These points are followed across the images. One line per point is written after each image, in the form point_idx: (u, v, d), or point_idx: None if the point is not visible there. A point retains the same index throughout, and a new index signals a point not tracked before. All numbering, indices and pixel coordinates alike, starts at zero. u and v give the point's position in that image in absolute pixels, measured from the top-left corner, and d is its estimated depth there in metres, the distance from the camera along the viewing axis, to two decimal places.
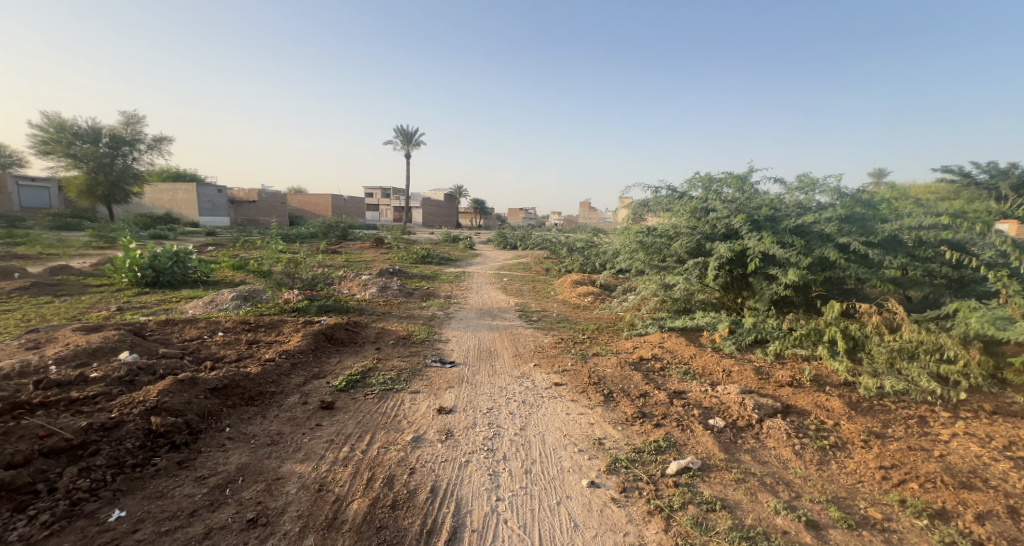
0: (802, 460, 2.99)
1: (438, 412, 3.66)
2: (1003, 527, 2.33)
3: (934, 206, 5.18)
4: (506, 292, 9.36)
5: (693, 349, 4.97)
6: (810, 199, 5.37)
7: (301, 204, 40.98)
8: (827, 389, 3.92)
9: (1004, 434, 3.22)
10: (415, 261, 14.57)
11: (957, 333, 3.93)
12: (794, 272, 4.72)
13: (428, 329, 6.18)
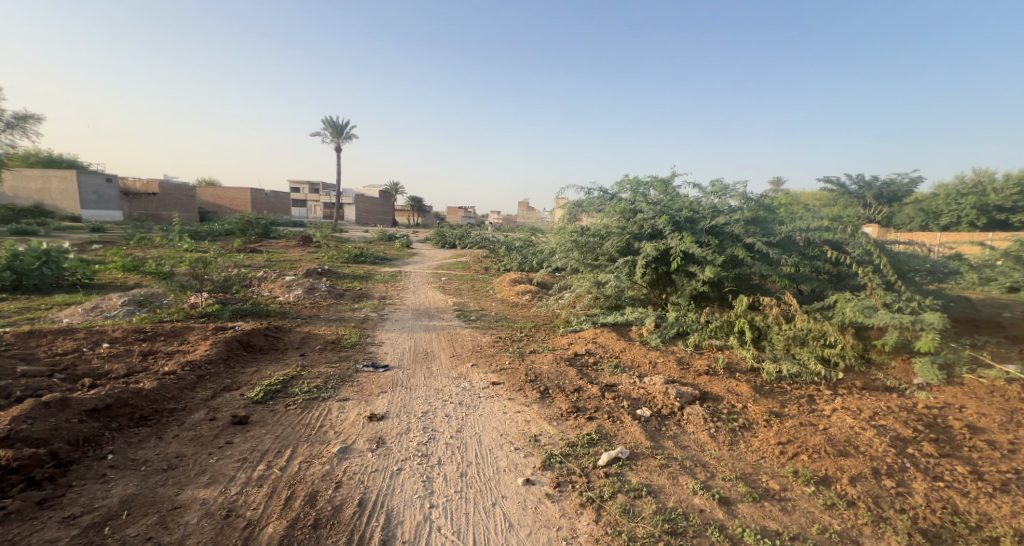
0: (717, 442, 3.23)
1: (369, 420, 3.48)
2: (876, 487, 2.68)
3: (819, 210, 5.89)
4: (444, 292, 9.18)
5: (623, 343, 5.18)
6: (723, 202, 5.82)
7: (214, 198, 37.40)
8: (737, 375, 4.28)
9: (869, 406, 3.72)
10: (347, 260, 13.83)
11: (837, 320, 4.54)
12: (710, 269, 5.14)
13: (360, 331, 5.87)
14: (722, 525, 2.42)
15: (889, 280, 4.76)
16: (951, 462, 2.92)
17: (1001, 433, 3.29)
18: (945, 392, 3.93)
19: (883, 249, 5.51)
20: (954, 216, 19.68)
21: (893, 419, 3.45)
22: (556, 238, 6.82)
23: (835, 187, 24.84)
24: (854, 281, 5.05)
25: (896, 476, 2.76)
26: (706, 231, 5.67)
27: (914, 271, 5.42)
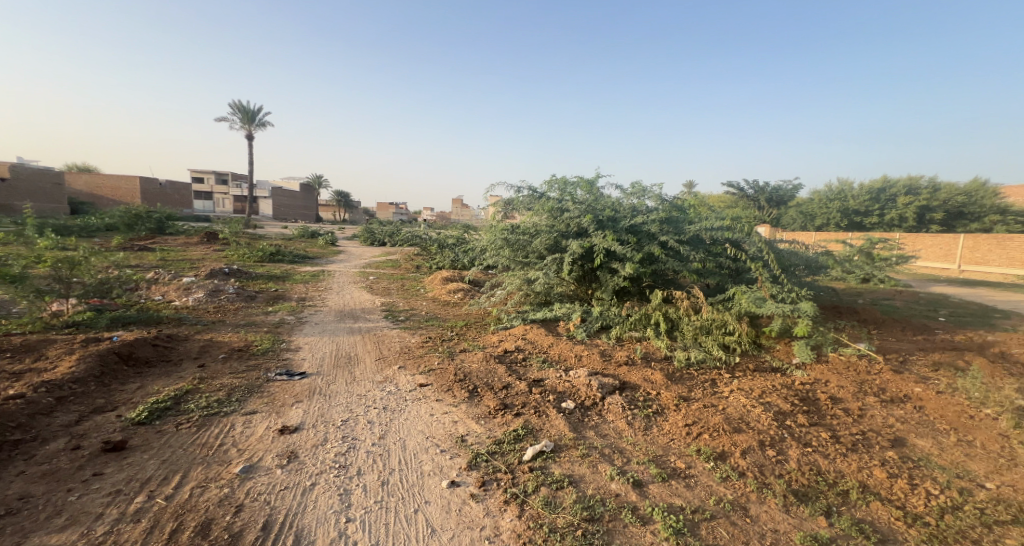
0: (633, 429, 3.43)
1: (280, 433, 3.21)
2: (762, 457, 3.00)
3: (721, 212, 6.53)
4: (371, 291, 8.77)
5: (551, 338, 5.29)
6: (641, 203, 6.19)
7: (92, 188, 32.42)
8: (652, 364, 4.58)
9: (759, 386, 4.17)
10: (262, 258, 12.64)
11: (735, 310, 5.06)
12: (630, 266, 5.44)
13: (274, 337, 5.39)
14: (635, 506, 2.57)
15: (775, 274, 5.41)
16: (819, 430, 3.37)
17: (856, 402, 3.87)
18: (817, 370, 4.53)
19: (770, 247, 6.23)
20: (827, 218, 22.88)
21: (776, 396, 3.91)
22: (488, 237, 6.85)
23: (735, 191, 27.65)
24: (750, 275, 5.65)
25: (777, 446, 3.13)
26: (626, 229, 5.93)
27: (794, 266, 6.18)
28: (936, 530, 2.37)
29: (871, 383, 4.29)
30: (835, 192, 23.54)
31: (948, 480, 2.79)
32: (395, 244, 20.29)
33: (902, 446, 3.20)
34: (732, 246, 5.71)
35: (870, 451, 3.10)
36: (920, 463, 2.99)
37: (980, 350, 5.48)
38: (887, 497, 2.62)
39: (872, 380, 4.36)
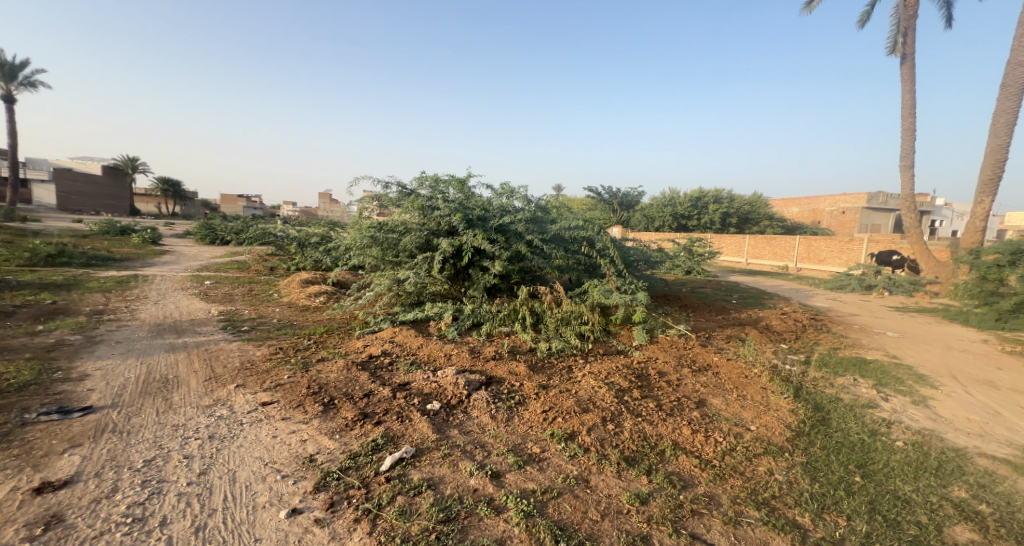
0: (496, 422, 3.36)
1: (40, 493, 2.38)
2: (603, 433, 3.24)
3: (577, 214, 7.15)
4: (203, 298, 7.28)
5: (421, 340, 4.85)
6: (509, 203, 6.29)
7: None
8: (517, 356, 4.60)
9: (604, 367, 4.53)
10: (33, 262, 9.57)
11: (590, 302, 5.62)
12: (499, 263, 5.51)
13: (41, 366, 4.02)
14: (491, 498, 2.49)
15: (619, 269, 6.26)
16: (648, 401, 3.85)
17: (676, 375, 4.57)
18: (650, 349, 5.20)
19: (617, 246, 6.96)
20: (661, 222, 26.88)
21: (618, 375, 4.31)
22: (352, 235, 6.14)
23: (590, 196, 30.71)
24: (600, 271, 6.39)
25: (616, 420, 3.43)
26: (495, 229, 5.96)
27: (634, 261, 7.05)
28: (720, 469, 2.92)
29: (687, 356, 5.14)
30: (666, 199, 27.34)
31: (730, 429, 3.49)
32: (241, 243, 17.33)
33: (704, 406, 3.91)
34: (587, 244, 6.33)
35: (683, 414, 3.68)
36: (715, 418, 3.68)
37: (757, 324, 7.05)
38: (691, 450, 3.13)
39: (688, 353, 5.27)
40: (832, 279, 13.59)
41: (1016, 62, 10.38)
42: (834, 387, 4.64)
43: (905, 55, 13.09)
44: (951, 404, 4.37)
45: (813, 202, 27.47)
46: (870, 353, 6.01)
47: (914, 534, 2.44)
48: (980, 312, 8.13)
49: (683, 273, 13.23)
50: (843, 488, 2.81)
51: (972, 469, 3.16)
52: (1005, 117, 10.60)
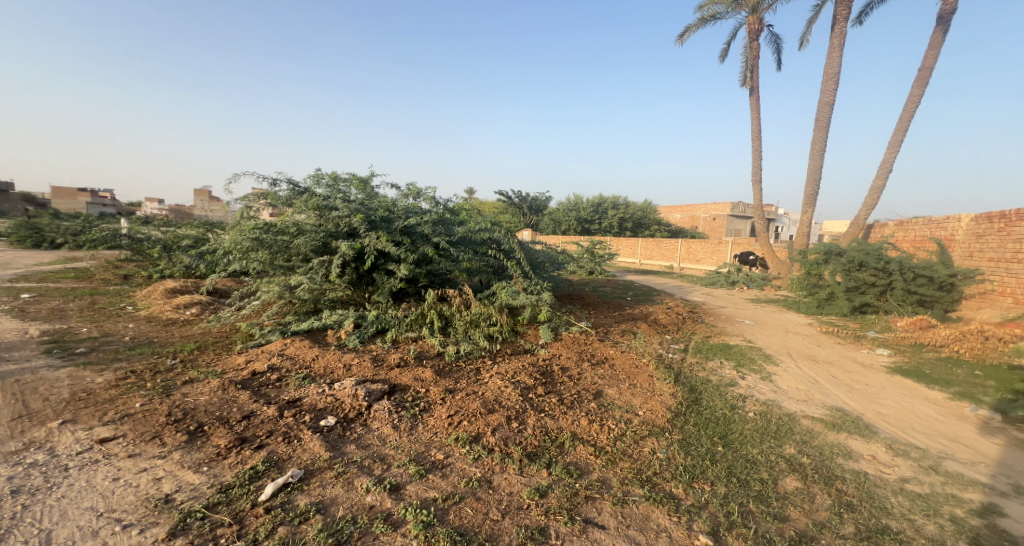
0: (399, 432, 3.03)
1: None
2: (508, 433, 3.18)
3: (485, 217, 6.99)
4: (21, 315, 5.79)
5: (315, 349, 4.25)
6: (416, 205, 5.73)
7: None
8: (424, 361, 4.30)
9: (512, 367, 4.55)
10: None
11: (499, 303, 5.59)
12: (405, 267, 5.03)
13: None
14: (388, 513, 2.25)
15: (526, 270, 6.32)
16: (551, 396, 3.98)
17: (577, 369, 4.82)
18: (555, 346, 5.45)
19: (525, 248, 7.11)
20: (567, 226, 28.37)
21: (524, 374, 4.36)
22: (231, 236, 5.04)
23: (499, 201, 31.29)
24: (509, 273, 6.34)
25: (520, 418, 3.44)
26: (400, 231, 5.40)
27: (541, 263, 7.23)
28: (611, 454, 3.14)
29: (587, 351, 5.47)
30: (570, 204, 29.35)
31: (622, 416, 3.78)
32: (84, 248, 14.31)
33: (601, 397, 4.17)
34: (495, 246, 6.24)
35: (582, 406, 3.88)
36: (610, 407, 3.95)
37: (646, 318, 7.74)
38: (589, 439, 3.30)
39: (588, 348, 5.58)
40: (705, 276, 15.53)
41: (824, 102, 12.93)
42: (705, 370, 5.30)
43: (751, 88, 15.51)
44: (788, 378, 5.27)
45: (690, 210, 31.18)
46: (732, 339, 7.00)
47: (758, 490, 2.87)
48: (808, 301, 9.95)
49: (586, 273, 14.16)
50: (709, 458, 3.21)
51: (800, 429, 3.85)
52: (819, 145, 13.13)
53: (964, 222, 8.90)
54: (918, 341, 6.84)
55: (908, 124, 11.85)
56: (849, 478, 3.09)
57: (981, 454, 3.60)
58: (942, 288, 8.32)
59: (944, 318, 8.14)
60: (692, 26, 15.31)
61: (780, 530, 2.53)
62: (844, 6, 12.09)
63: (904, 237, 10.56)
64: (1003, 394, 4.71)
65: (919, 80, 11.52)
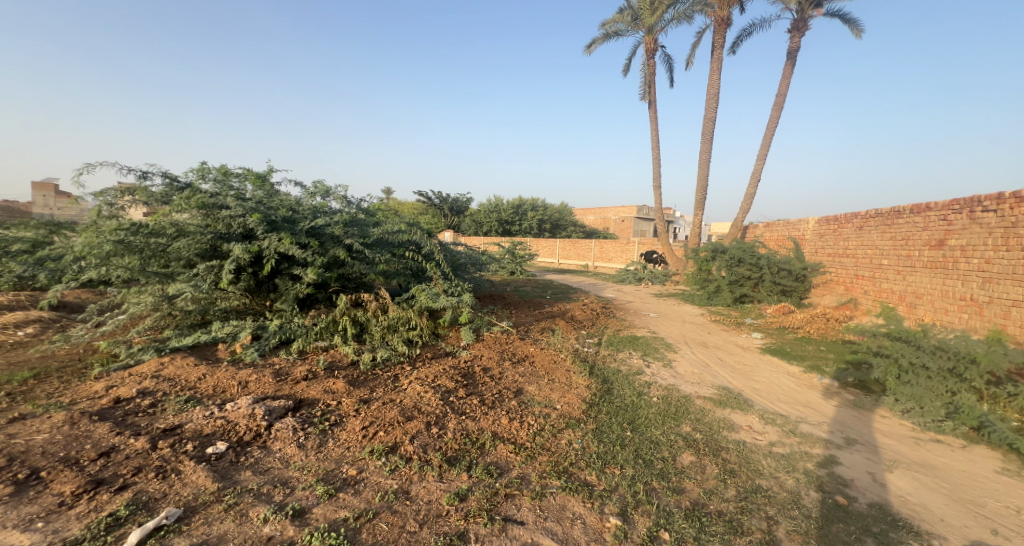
0: (304, 451, 2.80)
1: None
2: (427, 439, 3.09)
3: (402, 218, 6.72)
4: None
5: (202, 368, 3.76)
6: (324, 204, 5.31)
7: None
8: (336, 372, 4.02)
9: (432, 371, 4.43)
10: None
11: (418, 306, 5.40)
12: (312, 271, 4.64)
13: None
14: (290, 543, 2.06)
15: (446, 272, 6.21)
16: (473, 398, 3.96)
17: (498, 369, 4.85)
18: (476, 346, 5.45)
19: (445, 249, 6.98)
20: (488, 227, 28.56)
21: (444, 377, 4.28)
22: (85, 238, 4.20)
23: (418, 202, 30.59)
24: (428, 275, 6.16)
25: (440, 423, 3.36)
26: (305, 232, 4.97)
27: (462, 264, 7.16)
28: (531, 450, 3.20)
29: (508, 350, 5.53)
30: (492, 204, 29.15)
31: (541, 411, 3.88)
32: None
33: (521, 394, 4.24)
34: (414, 249, 6.02)
35: (503, 405, 3.92)
36: (529, 404, 4.04)
37: (564, 315, 8.04)
38: (510, 438, 3.33)
39: (509, 347, 5.64)
40: (615, 274, 16.61)
41: (708, 118, 14.50)
42: (615, 361, 5.66)
43: (649, 101, 16.89)
44: (685, 363, 5.82)
45: (600, 212, 33.06)
46: (638, 331, 7.55)
47: (660, 468, 3.12)
48: (701, 294, 11.09)
49: (508, 274, 14.40)
50: (619, 443, 3.43)
51: (694, 408, 4.27)
52: (704, 155, 14.70)
53: (811, 223, 10.57)
54: (782, 325, 7.97)
55: (771, 140, 13.75)
56: (732, 448, 3.50)
57: (830, 416, 4.28)
58: (796, 279, 9.82)
59: (800, 304, 9.60)
60: (597, 40, 16.26)
61: (678, 502, 2.77)
62: (720, 35, 13.66)
63: (770, 235, 12.24)
64: (838, 365, 5.69)
65: (778, 103, 13.42)
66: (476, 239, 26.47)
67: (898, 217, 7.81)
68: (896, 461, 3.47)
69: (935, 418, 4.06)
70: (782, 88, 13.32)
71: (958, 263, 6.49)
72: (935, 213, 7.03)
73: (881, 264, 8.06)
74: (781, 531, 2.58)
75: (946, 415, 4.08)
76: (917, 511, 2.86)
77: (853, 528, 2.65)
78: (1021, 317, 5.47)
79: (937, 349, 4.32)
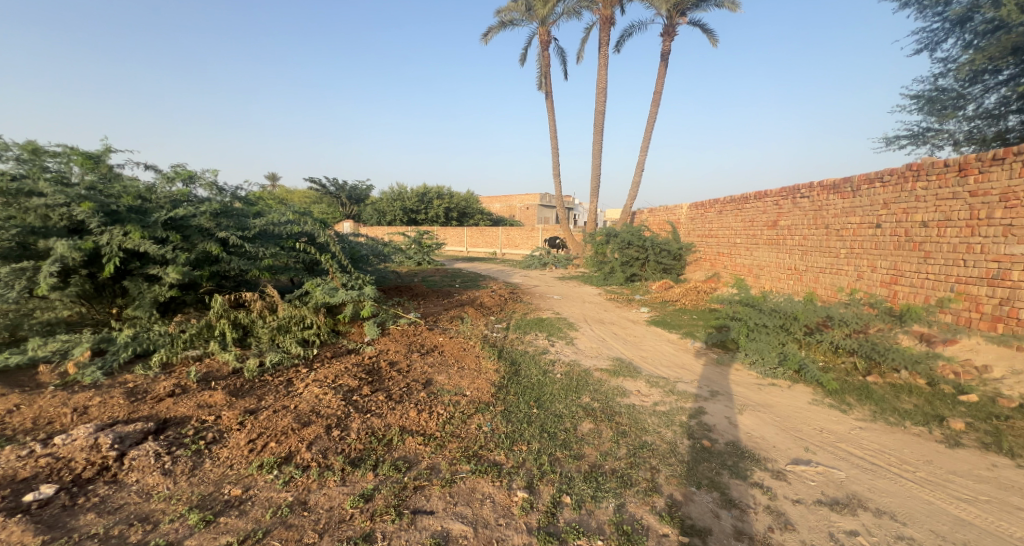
0: (172, 478, 2.45)
1: None
2: (326, 444, 2.91)
3: (289, 208, 6.10)
4: None
5: (16, 398, 3.05)
6: (186, 191, 4.59)
7: None
8: (212, 383, 3.58)
9: (332, 371, 4.18)
10: None
11: (313, 303, 5.02)
12: (174, 271, 4.01)
13: None
14: None
15: (344, 264, 5.84)
16: (379, 394, 3.82)
17: (406, 361, 4.74)
18: (382, 341, 5.25)
19: (343, 240, 6.56)
20: (392, 216, 27.46)
21: (347, 376, 4.06)
22: None
23: (312, 190, 28.28)
24: (324, 269, 5.73)
25: (343, 424, 3.20)
26: (162, 225, 4.24)
27: (363, 256, 6.80)
28: (441, 439, 3.20)
29: (416, 342, 5.42)
30: (395, 192, 27.93)
31: (451, 399, 3.89)
32: None
33: (431, 385, 4.21)
34: (305, 241, 5.51)
35: (412, 398, 3.85)
36: (439, 393, 4.02)
37: (473, 303, 8.09)
38: (419, 430, 3.30)
39: (417, 339, 5.53)
40: (521, 260, 17.12)
41: (598, 111, 15.44)
42: (522, 343, 5.87)
43: (545, 92, 17.45)
44: (585, 339, 6.26)
45: (506, 199, 33.64)
46: (543, 313, 7.91)
47: (563, 438, 3.34)
48: (598, 275, 11.92)
49: (415, 264, 14.05)
50: (526, 421, 3.59)
51: (592, 380, 4.62)
52: (597, 146, 15.66)
53: (684, 208, 11.91)
54: (665, 299, 8.93)
55: (651, 134, 15.12)
56: (624, 411, 3.87)
57: (700, 374, 4.94)
58: (675, 258, 11.04)
59: (678, 280, 10.83)
60: (494, 27, 16.26)
61: (578, 467, 3.00)
62: (605, 32, 14.55)
63: (653, 220, 13.54)
64: (707, 330, 6.58)
65: (655, 100, 14.76)
66: (379, 229, 25.27)
67: (746, 203, 9.15)
68: (748, 405, 4.13)
69: (772, 366, 4.93)
70: (658, 86, 14.67)
71: (787, 239, 7.82)
72: (771, 198, 8.38)
73: (735, 242, 9.42)
74: (663, 478, 2.93)
75: (779, 362, 4.95)
76: (760, 443, 3.45)
77: (716, 465, 3.11)
78: (827, 281, 6.81)
79: (772, 309, 5.31)
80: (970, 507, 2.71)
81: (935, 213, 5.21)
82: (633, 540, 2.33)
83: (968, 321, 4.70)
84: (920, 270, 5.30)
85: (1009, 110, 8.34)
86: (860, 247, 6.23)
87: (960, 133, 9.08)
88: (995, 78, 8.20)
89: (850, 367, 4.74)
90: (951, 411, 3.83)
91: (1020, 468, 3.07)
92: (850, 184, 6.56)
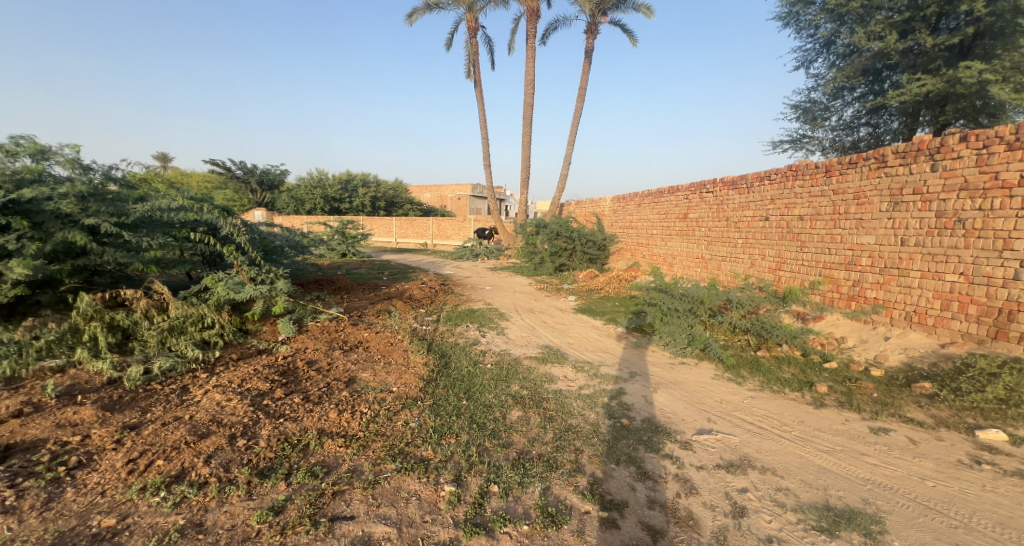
0: (18, 515, 2.05)
1: None
2: (227, 456, 2.63)
3: (182, 193, 5.37)
4: None
5: None
6: (37, 169, 3.84)
7: None
8: (79, 398, 3.07)
9: (238, 374, 3.80)
10: None
11: (213, 301, 4.50)
12: (21, 265, 3.35)
13: None
14: None
15: (252, 257, 5.33)
16: (294, 396, 3.54)
17: (326, 360, 4.44)
18: (299, 339, 4.88)
19: (251, 231, 5.96)
20: (311, 205, 25.64)
21: (256, 379, 3.71)
22: None
23: (216, 174, 25.54)
24: (229, 262, 5.19)
25: (250, 432, 2.92)
26: (3, 210, 3.50)
27: (277, 248, 6.25)
28: (364, 439, 3.04)
29: (338, 338, 5.11)
30: (315, 179, 26.11)
31: (376, 397, 3.72)
32: None
33: (353, 383, 3.98)
34: (202, 231, 4.89)
35: (333, 398, 3.61)
36: (363, 391, 3.82)
37: (401, 295, 7.81)
38: (339, 432, 3.10)
39: (339, 335, 5.20)
40: (452, 252, 16.88)
41: (525, 103, 15.54)
42: (452, 335, 5.78)
43: (474, 81, 17.19)
44: (514, 328, 6.32)
45: (437, 189, 32.83)
46: (474, 304, 7.85)
47: (492, 428, 3.34)
48: (528, 265, 12.09)
49: (339, 256, 13.35)
50: (454, 413, 3.53)
51: (521, 368, 4.67)
52: (525, 138, 15.78)
53: (607, 200, 12.43)
54: (590, 288, 9.28)
55: (576, 128, 15.54)
56: (552, 396, 3.97)
57: (621, 356, 5.23)
58: (600, 248, 11.53)
59: (602, 270, 11.32)
60: (419, 9, 15.64)
61: (506, 455, 3.01)
62: (531, 25, 14.62)
63: (580, 212, 13.99)
64: (628, 316, 6.97)
65: (580, 95, 15.16)
66: (298, 218, 23.52)
67: (660, 197, 9.76)
68: (661, 383, 4.43)
69: (682, 345, 5.33)
70: (582, 82, 15.08)
71: (695, 230, 8.47)
72: (682, 193, 9.01)
73: (652, 233, 10.02)
74: (586, 457, 3.04)
75: (688, 342, 5.36)
76: (672, 417, 3.71)
77: (633, 441, 3.29)
78: (727, 269, 7.48)
79: (682, 294, 5.76)
80: (830, 456, 3.13)
81: (809, 208, 5.92)
82: (556, 521, 2.39)
83: (831, 300, 5.44)
84: (798, 258, 6.00)
85: (861, 123, 9.73)
86: (753, 237, 6.90)
87: (826, 140, 10.41)
88: (852, 94, 9.50)
89: (744, 343, 5.28)
90: (818, 377, 4.39)
91: (865, 420, 3.61)
92: (745, 181, 7.23)
